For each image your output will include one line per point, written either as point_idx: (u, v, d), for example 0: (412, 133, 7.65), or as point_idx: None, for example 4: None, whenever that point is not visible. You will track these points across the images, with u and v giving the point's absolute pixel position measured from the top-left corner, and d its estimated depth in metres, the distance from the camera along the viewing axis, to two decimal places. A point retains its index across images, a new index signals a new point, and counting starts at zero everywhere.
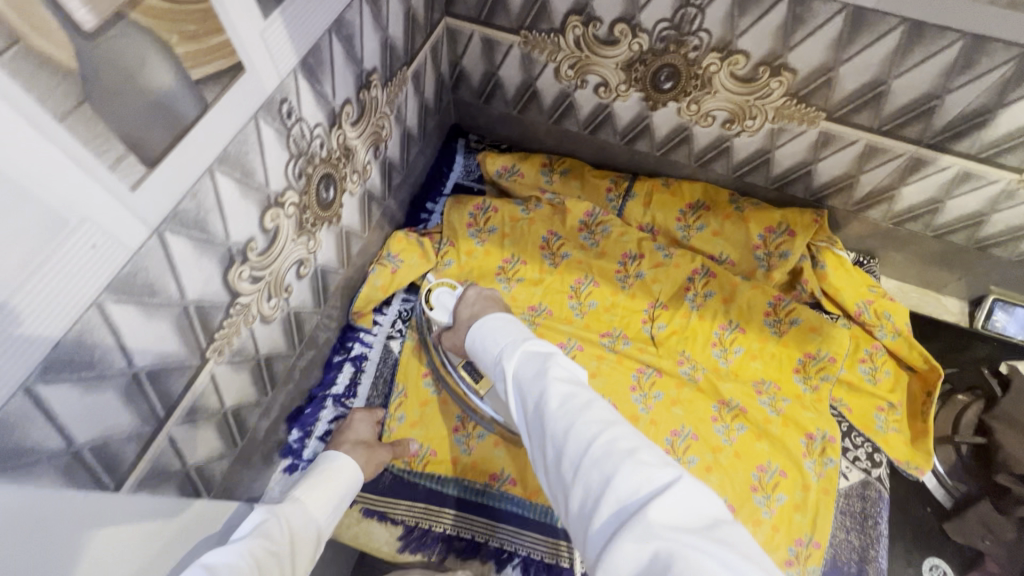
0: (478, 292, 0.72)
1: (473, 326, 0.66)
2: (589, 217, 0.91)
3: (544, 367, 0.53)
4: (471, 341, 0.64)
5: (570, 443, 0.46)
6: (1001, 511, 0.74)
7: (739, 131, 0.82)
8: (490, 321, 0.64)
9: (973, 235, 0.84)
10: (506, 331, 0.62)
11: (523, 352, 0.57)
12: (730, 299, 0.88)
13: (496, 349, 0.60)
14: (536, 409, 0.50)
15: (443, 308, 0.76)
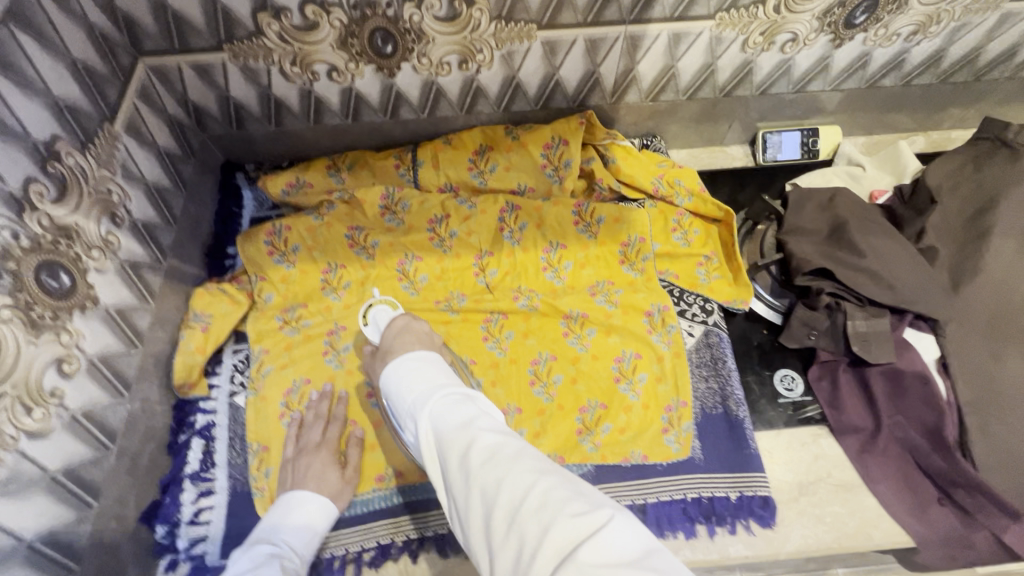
0: (409, 322, 0.71)
1: (393, 365, 0.60)
2: (386, 200, 0.90)
3: (469, 413, 0.48)
4: (387, 386, 0.59)
5: (504, 496, 0.41)
6: (811, 308, 0.83)
7: (477, 67, 0.83)
8: (405, 363, 0.59)
9: (715, 85, 0.91)
10: (422, 376, 0.56)
11: (439, 402, 0.51)
12: (541, 223, 0.91)
13: (410, 395, 0.54)
14: (463, 463, 0.45)
15: (376, 328, 0.75)
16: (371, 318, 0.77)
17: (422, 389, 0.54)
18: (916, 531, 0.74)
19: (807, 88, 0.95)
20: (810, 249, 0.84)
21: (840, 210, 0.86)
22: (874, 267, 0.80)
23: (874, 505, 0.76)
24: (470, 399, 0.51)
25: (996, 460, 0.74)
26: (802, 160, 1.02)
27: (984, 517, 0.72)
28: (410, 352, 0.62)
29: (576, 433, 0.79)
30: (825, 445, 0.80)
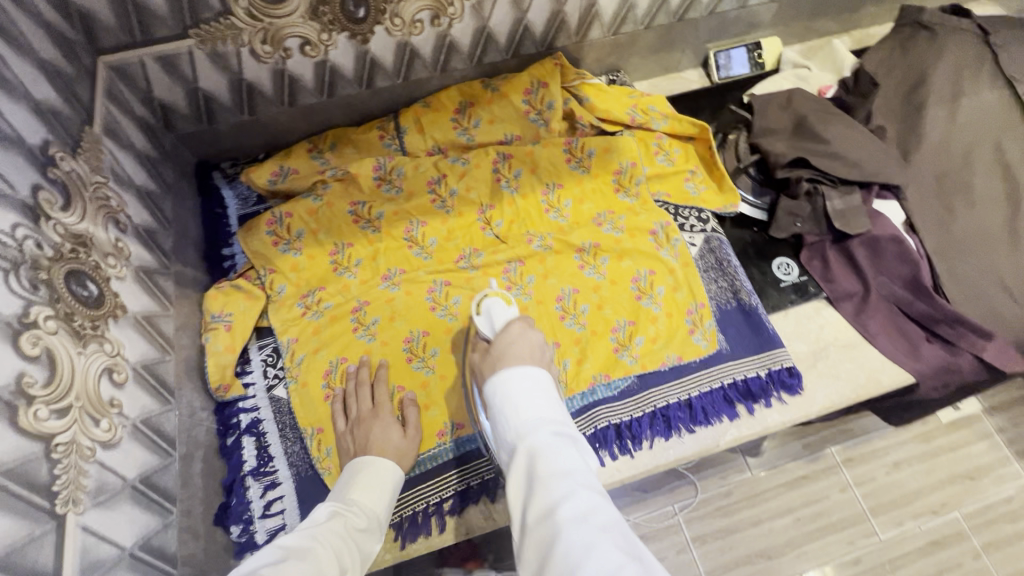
0: (524, 329, 0.74)
1: (501, 374, 0.65)
2: (379, 170, 0.91)
3: (567, 465, 0.54)
4: (493, 395, 0.64)
5: (586, 560, 0.45)
6: (792, 197, 0.91)
7: (449, 21, 0.84)
8: (517, 381, 0.64)
9: (669, 10, 0.97)
10: (530, 402, 0.61)
11: (541, 439, 0.58)
12: (535, 166, 0.94)
13: (517, 415, 0.61)
14: (553, 512, 0.50)
15: (491, 322, 0.78)
16: (487, 309, 0.79)
17: (535, 416, 0.60)
18: (916, 369, 0.85)
19: (749, 2, 1.03)
20: (782, 146, 0.92)
21: (799, 108, 0.95)
22: (838, 150, 0.89)
23: (877, 355, 0.86)
24: (571, 445, 0.57)
25: (963, 295, 0.86)
26: (753, 73, 1.10)
27: (966, 343, 0.84)
28: (519, 367, 0.66)
29: (613, 351, 0.84)
30: (827, 315, 0.89)
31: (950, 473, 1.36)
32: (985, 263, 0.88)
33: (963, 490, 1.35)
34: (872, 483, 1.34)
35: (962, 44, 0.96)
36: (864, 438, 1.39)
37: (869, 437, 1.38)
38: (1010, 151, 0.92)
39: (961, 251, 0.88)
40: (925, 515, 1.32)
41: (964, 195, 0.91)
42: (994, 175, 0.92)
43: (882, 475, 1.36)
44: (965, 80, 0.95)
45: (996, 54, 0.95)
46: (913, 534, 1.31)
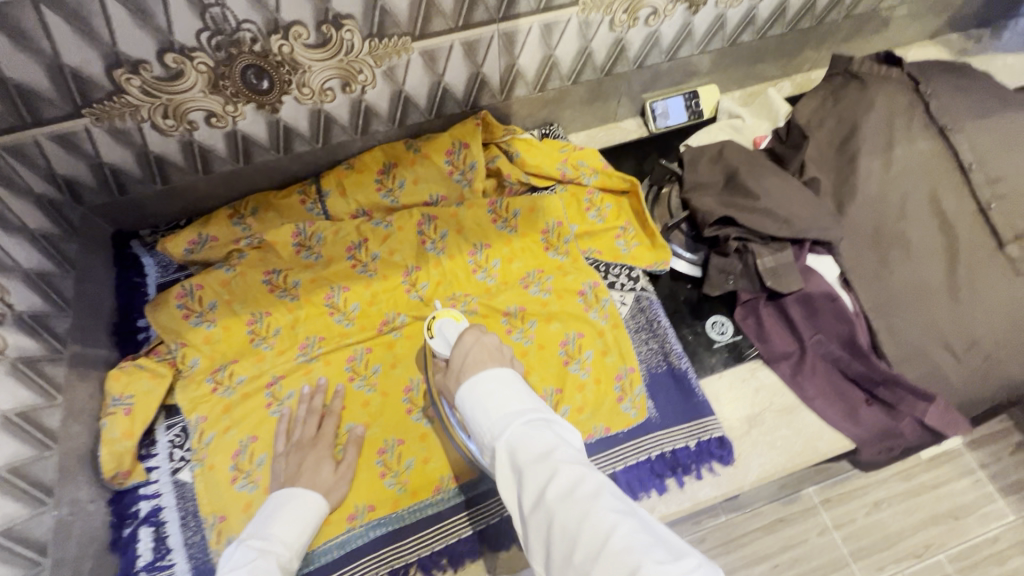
0: (480, 337, 0.63)
1: (466, 383, 0.57)
2: (299, 236, 0.89)
3: (546, 446, 0.49)
4: (463, 403, 0.56)
5: (586, 534, 0.43)
6: (723, 255, 0.89)
7: (362, 87, 0.83)
8: (480, 384, 0.55)
9: (595, 66, 0.95)
10: (500, 396, 0.54)
11: (516, 426, 0.52)
12: (461, 227, 0.92)
13: (488, 413, 0.53)
14: (543, 498, 0.46)
15: (446, 342, 0.70)
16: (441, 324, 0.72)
17: (506, 411, 0.53)
18: (854, 434, 0.81)
19: (679, 55, 1.01)
20: (712, 201, 0.90)
21: (730, 162, 0.93)
22: (767, 207, 0.87)
23: (814, 420, 0.82)
24: (549, 425, 0.52)
25: (904, 352, 0.83)
26: (690, 122, 1.09)
27: (906, 406, 0.80)
28: (487, 371, 0.57)
29: None
30: (762, 376, 0.86)
31: (930, 513, 1.35)
32: (925, 319, 0.85)
33: (945, 529, 1.33)
34: (850, 525, 1.32)
35: (893, 93, 0.95)
36: (841, 478, 1.38)
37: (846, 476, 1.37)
38: (946, 201, 0.90)
39: (900, 307, 0.86)
40: (908, 560, 1.30)
41: (902, 248, 0.88)
42: (931, 226, 0.90)
43: (862, 515, 1.34)
44: (898, 130, 0.93)
45: (927, 103, 0.94)
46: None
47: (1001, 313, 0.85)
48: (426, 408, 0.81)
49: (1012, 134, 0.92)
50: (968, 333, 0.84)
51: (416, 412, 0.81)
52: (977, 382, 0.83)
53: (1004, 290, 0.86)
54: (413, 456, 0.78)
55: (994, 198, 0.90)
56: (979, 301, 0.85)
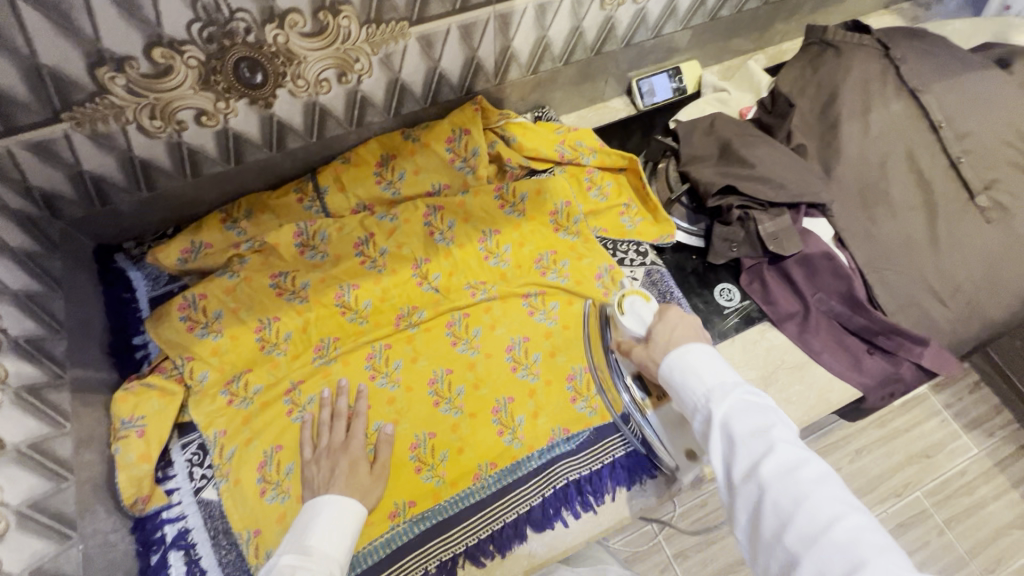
0: (681, 316, 0.68)
1: (677, 354, 0.63)
2: (301, 236, 0.86)
3: (765, 424, 0.54)
4: (668, 368, 0.63)
5: (803, 511, 0.49)
6: (726, 224, 0.91)
7: (357, 77, 0.80)
8: (692, 352, 0.62)
9: (585, 46, 0.96)
10: (714, 369, 0.61)
11: (733, 401, 0.57)
12: (468, 215, 0.91)
13: (699, 382, 0.60)
14: (757, 470, 0.52)
15: (640, 319, 0.72)
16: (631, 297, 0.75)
17: (717, 383, 0.59)
18: (860, 382, 0.86)
19: (663, 31, 1.02)
20: (710, 172, 0.93)
21: (722, 134, 0.96)
22: (763, 175, 0.90)
23: (824, 373, 0.87)
24: (765, 405, 0.57)
25: (897, 303, 0.89)
26: (676, 98, 1.12)
27: (905, 352, 0.85)
28: (694, 343, 0.64)
29: (571, 402, 0.81)
30: (772, 337, 0.89)
31: (905, 454, 1.61)
32: (912, 270, 0.91)
33: (918, 469, 1.59)
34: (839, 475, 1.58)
35: (866, 60, 0.99)
36: (824, 430, 1.63)
37: (831, 429, 1.60)
38: (922, 159, 0.96)
39: (890, 261, 0.91)
40: (891, 499, 1.56)
41: (886, 205, 0.94)
42: (909, 183, 0.95)
43: (846, 464, 1.60)
44: (874, 95, 0.98)
45: (897, 68, 0.99)
46: (879, 519, 1.55)
47: (977, 259, 0.92)
48: (454, 398, 0.80)
49: (972, 93, 0.99)
50: (951, 280, 0.90)
51: (444, 404, 0.80)
52: (962, 325, 0.89)
53: (977, 238, 0.93)
54: (447, 447, 0.77)
55: (962, 153, 0.96)
56: (958, 250, 0.92)
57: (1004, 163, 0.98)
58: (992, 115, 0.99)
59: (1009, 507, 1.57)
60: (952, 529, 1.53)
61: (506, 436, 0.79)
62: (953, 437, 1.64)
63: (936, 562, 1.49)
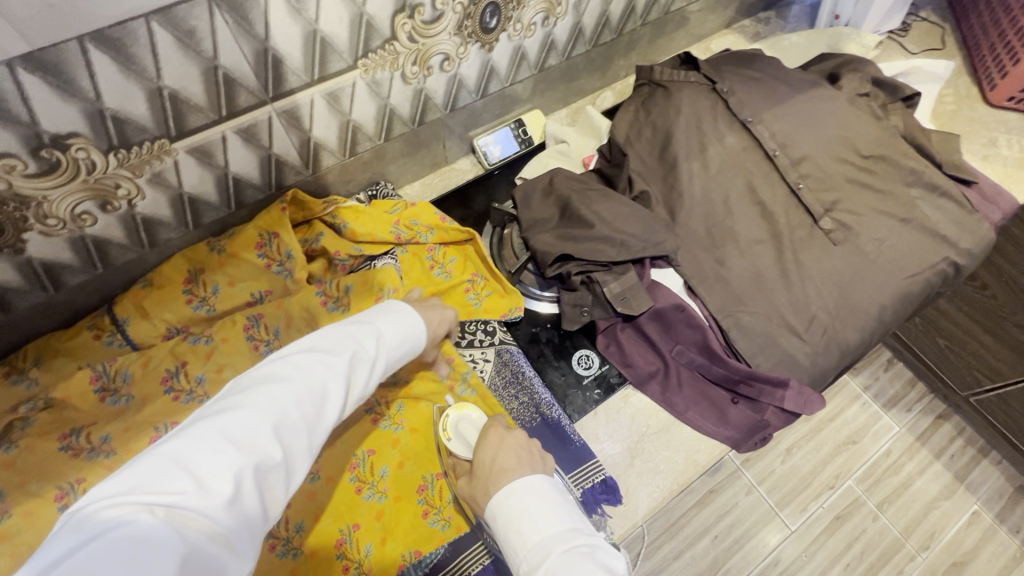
0: (504, 436, 0.65)
1: (497, 501, 0.60)
2: (98, 379, 0.76)
3: None
4: (494, 523, 0.60)
5: None
6: (571, 289, 0.88)
7: (127, 202, 0.72)
8: (515, 498, 0.59)
9: (402, 120, 0.90)
10: (540, 516, 0.58)
11: (557, 560, 0.54)
12: (296, 321, 0.83)
13: (528, 537, 0.57)
14: None
15: (466, 441, 0.69)
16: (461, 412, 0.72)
17: (543, 536, 0.56)
18: (727, 436, 0.83)
19: (489, 91, 0.97)
20: (550, 237, 0.88)
21: (560, 192, 0.92)
22: (602, 234, 0.87)
23: (690, 433, 0.83)
24: (588, 555, 0.54)
25: (755, 344, 0.86)
26: (524, 150, 1.08)
27: (766, 397, 0.83)
28: (516, 481, 0.60)
29: (422, 517, 0.74)
30: (635, 402, 0.85)
31: (834, 444, 1.62)
32: (765, 306, 0.88)
33: (849, 456, 1.60)
34: (770, 477, 1.58)
35: (695, 96, 0.98)
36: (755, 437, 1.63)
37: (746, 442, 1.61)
38: (762, 190, 0.95)
39: (743, 302, 0.88)
40: (825, 492, 1.56)
41: (733, 243, 0.92)
42: (753, 216, 0.94)
43: (778, 465, 1.60)
44: (707, 130, 0.96)
45: (727, 101, 0.98)
46: (818, 515, 1.54)
47: (828, 284, 0.91)
48: (290, 537, 0.73)
49: (802, 115, 0.99)
50: (805, 311, 0.89)
51: (280, 547, 0.72)
52: (823, 356, 0.87)
53: (827, 261, 0.92)
54: None
55: (800, 178, 0.96)
56: (808, 278, 0.90)
57: (843, 181, 0.98)
58: (823, 135, 1.00)
59: (935, 480, 1.58)
60: (885, 513, 1.54)
61: (351, 570, 0.71)
62: (875, 418, 1.66)
63: (873, 550, 1.50)
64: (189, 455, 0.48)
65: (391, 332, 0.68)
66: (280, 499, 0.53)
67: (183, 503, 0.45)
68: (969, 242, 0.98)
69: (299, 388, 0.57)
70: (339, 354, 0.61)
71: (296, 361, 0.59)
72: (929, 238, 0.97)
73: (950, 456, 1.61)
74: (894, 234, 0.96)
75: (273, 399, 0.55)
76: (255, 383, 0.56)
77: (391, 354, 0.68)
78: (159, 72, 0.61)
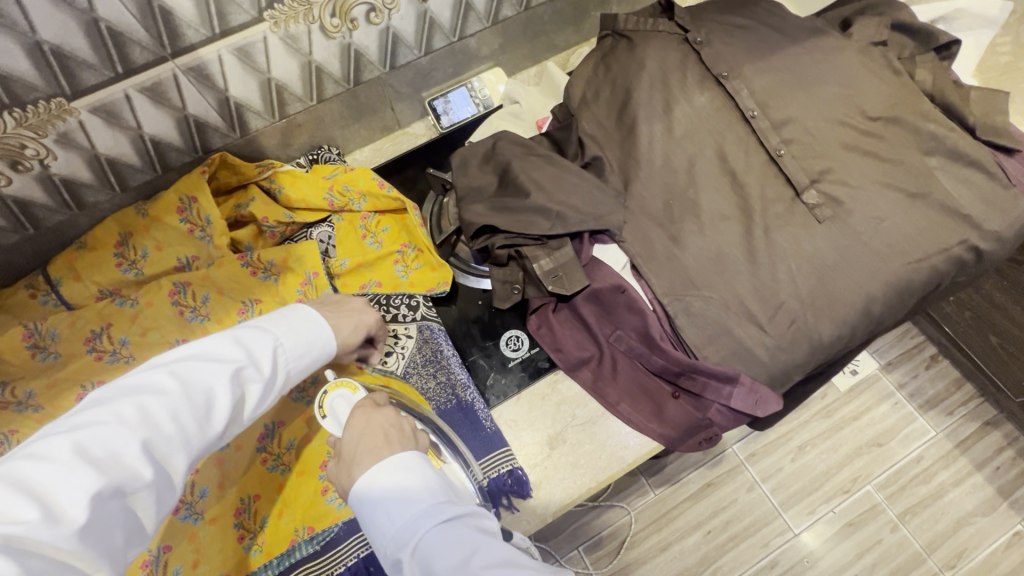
0: (371, 415, 0.61)
1: (364, 482, 0.55)
2: (30, 336, 0.78)
3: (461, 553, 0.47)
4: (360, 508, 0.54)
5: None
6: (500, 264, 0.82)
7: (40, 162, 0.72)
8: (383, 479, 0.54)
9: (332, 79, 0.85)
10: (409, 495, 0.53)
11: (428, 533, 0.50)
12: (220, 288, 0.82)
13: (396, 518, 0.52)
14: None
15: (340, 421, 0.67)
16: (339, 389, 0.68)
17: (411, 514, 0.52)
18: (661, 434, 0.75)
19: (434, 46, 0.90)
20: (482, 207, 0.81)
21: (498, 158, 0.84)
22: (535, 205, 0.79)
23: (620, 426, 0.77)
24: (461, 522, 0.51)
25: (705, 333, 0.76)
26: (481, 111, 1.00)
27: (710, 394, 0.74)
28: (385, 460, 0.55)
29: (322, 493, 0.73)
30: (564, 389, 0.80)
31: (855, 445, 1.44)
32: (723, 291, 0.77)
33: (871, 459, 1.42)
34: (777, 475, 1.41)
35: (662, 49, 0.87)
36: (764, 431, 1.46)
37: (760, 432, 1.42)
38: (734, 157, 0.83)
39: (698, 286, 0.78)
40: (838, 497, 1.39)
41: (693, 218, 0.80)
42: (721, 188, 0.82)
43: (787, 463, 1.43)
44: (674, 89, 0.85)
45: (700, 54, 0.86)
46: (827, 519, 1.38)
47: (804, 267, 0.78)
48: (194, 502, 0.70)
49: (792, 70, 0.85)
50: (772, 298, 0.76)
51: (183, 511, 0.70)
52: (787, 351, 0.75)
53: (807, 241, 0.79)
54: (180, 562, 0.67)
55: (783, 144, 0.83)
56: (781, 261, 0.78)
57: (838, 148, 0.83)
58: (819, 93, 0.85)
59: (973, 494, 1.38)
60: (906, 524, 1.37)
61: (247, 541, 0.71)
62: (908, 420, 1.45)
63: (887, 564, 1.34)
64: (33, 479, 0.42)
65: (293, 338, 0.59)
66: (151, 521, 0.47)
67: (18, 539, 0.38)
68: (999, 223, 0.80)
69: (176, 400, 0.49)
70: (231, 360, 0.53)
71: (175, 367, 0.51)
72: (947, 218, 0.81)
73: (995, 469, 1.41)
74: (901, 211, 0.80)
75: (144, 413, 0.48)
76: (122, 392, 0.49)
77: (296, 363, 0.59)
78: (32, 26, 0.59)
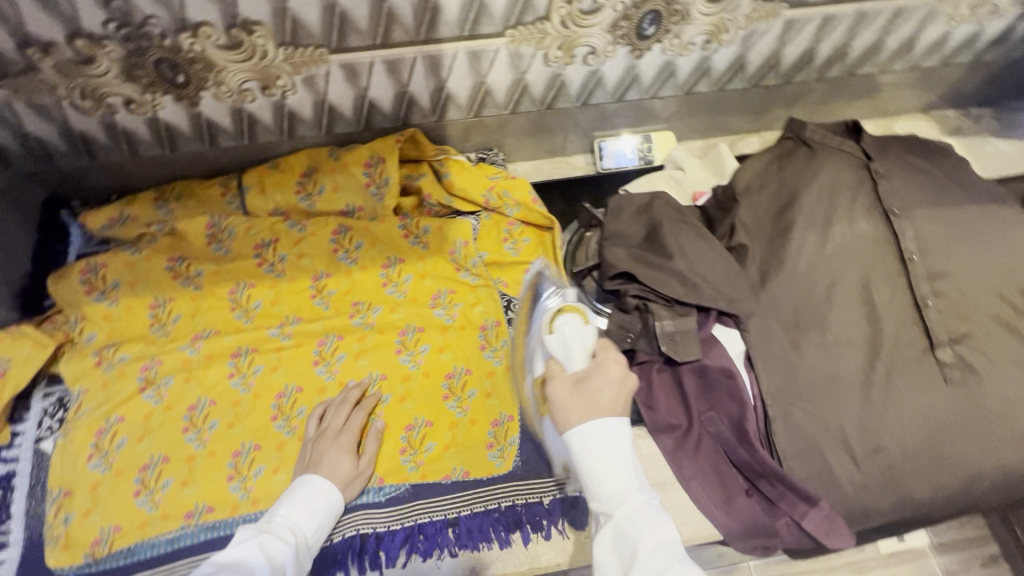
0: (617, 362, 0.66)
1: (588, 426, 0.61)
2: (211, 229, 0.90)
3: (664, 542, 0.55)
4: (576, 442, 0.60)
5: None
6: (621, 310, 0.86)
7: (282, 92, 0.84)
8: (603, 432, 0.60)
9: (531, 98, 0.93)
10: (616, 470, 0.59)
11: (633, 502, 0.58)
12: (375, 240, 0.92)
13: (606, 471, 0.59)
14: None
15: (564, 343, 0.71)
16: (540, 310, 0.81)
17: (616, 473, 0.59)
18: (722, 523, 0.76)
19: (626, 97, 0.97)
20: (626, 255, 0.85)
21: (654, 214, 0.89)
22: (678, 268, 0.83)
23: (686, 501, 0.79)
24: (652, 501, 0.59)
25: (796, 446, 0.76)
26: (642, 166, 1.05)
27: (784, 504, 0.75)
28: (606, 418, 0.61)
29: (399, 453, 0.79)
30: (643, 445, 0.82)
31: None
32: (828, 413, 0.77)
33: None
34: None
35: (840, 168, 0.89)
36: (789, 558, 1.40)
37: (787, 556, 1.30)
38: (878, 291, 0.84)
39: (804, 397, 0.79)
40: None
41: (820, 334, 0.82)
42: (857, 315, 0.83)
43: None
44: (839, 208, 0.87)
45: (876, 184, 0.88)
46: None
47: (917, 421, 0.77)
48: (292, 416, 0.82)
49: (963, 228, 0.86)
50: (875, 437, 0.76)
51: (281, 420, 0.81)
52: (873, 494, 0.75)
53: (927, 396, 0.78)
54: (264, 463, 0.79)
55: (931, 294, 0.83)
56: (895, 405, 0.78)
57: (988, 318, 0.82)
58: (984, 258, 0.84)
59: None
60: None
61: None
62: None
63: None
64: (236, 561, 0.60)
65: (310, 507, 0.69)
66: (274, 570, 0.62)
67: None
68: None
69: (323, 524, 0.69)
70: (327, 517, 0.70)
71: (313, 500, 0.70)
72: None
73: None
74: None
75: (306, 533, 0.67)
76: (297, 521, 0.67)
77: (305, 517, 0.68)
78: None
